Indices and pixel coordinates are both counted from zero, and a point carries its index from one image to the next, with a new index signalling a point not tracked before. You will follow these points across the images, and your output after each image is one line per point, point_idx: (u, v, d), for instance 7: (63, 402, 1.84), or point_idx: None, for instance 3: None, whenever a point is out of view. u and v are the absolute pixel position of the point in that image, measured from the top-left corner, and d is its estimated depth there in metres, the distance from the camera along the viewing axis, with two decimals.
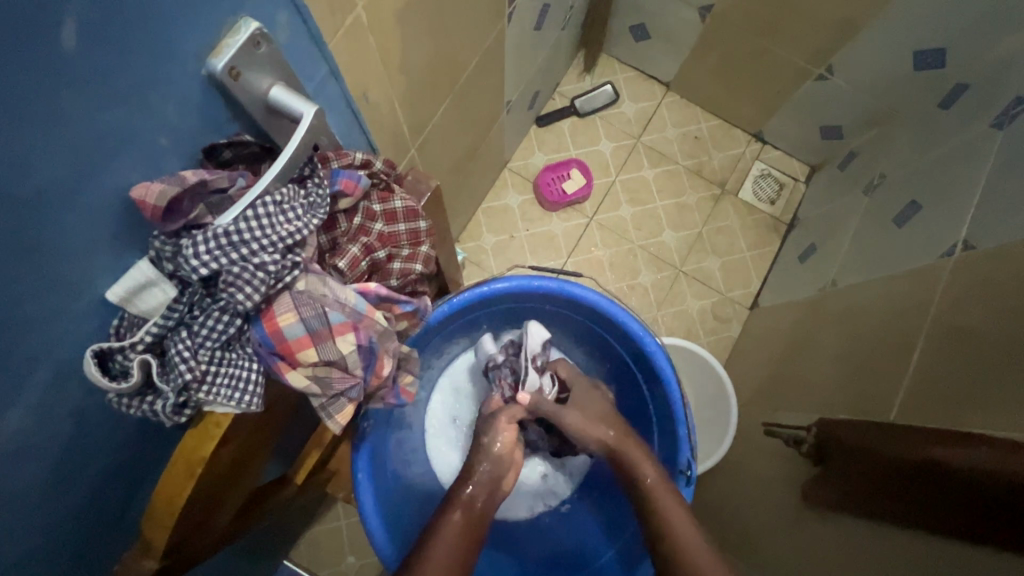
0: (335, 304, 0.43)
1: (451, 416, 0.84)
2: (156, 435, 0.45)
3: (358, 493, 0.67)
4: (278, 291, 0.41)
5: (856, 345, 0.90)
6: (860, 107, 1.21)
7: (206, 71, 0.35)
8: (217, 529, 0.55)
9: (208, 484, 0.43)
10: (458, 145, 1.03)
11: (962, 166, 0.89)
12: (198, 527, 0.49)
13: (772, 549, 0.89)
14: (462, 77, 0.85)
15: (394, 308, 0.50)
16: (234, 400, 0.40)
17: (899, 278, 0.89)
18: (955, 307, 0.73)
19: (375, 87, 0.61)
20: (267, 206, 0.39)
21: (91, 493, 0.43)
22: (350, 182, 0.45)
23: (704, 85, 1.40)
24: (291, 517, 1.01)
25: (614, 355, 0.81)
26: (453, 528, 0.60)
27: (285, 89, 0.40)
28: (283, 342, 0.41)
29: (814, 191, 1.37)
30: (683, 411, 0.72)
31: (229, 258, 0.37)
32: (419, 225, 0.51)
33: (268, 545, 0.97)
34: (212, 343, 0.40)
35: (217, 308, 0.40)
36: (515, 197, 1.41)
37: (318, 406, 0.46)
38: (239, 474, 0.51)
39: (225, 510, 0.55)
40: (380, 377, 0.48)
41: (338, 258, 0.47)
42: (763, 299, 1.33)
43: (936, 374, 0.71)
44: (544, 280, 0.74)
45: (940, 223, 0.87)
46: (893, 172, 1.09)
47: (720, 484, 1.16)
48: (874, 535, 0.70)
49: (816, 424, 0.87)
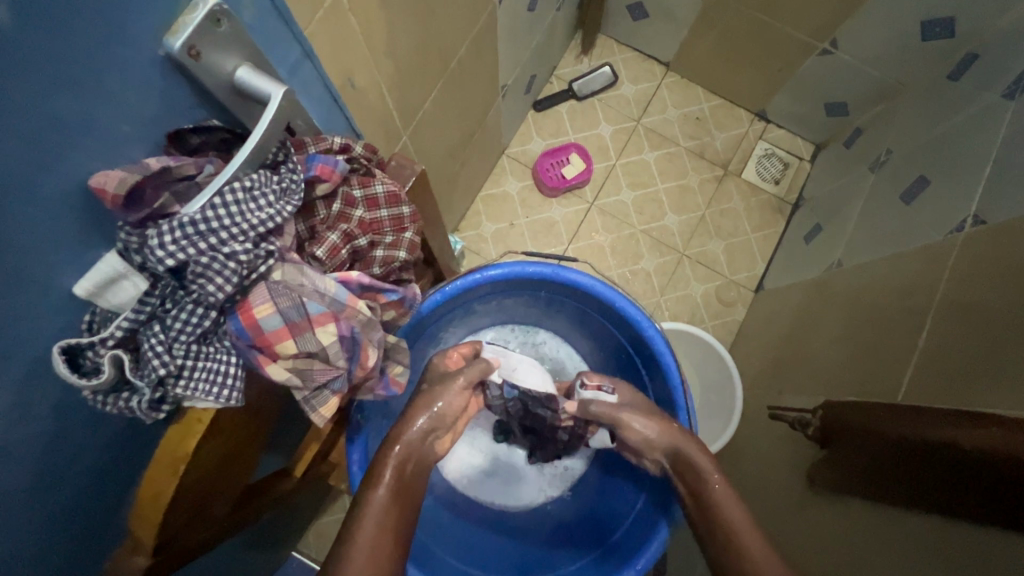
0: (314, 293, 0.42)
1: None
2: (142, 432, 0.44)
3: (353, 485, 0.67)
4: (253, 282, 0.40)
5: (863, 325, 0.88)
6: (865, 82, 1.17)
7: (164, 51, 0.33)
8: (211, 526, 0.54)
9: (193, 480, 0.42)
10: (452, 132, 1.01)
11: (972, 138, 0.86)
12: (189, 525, 0.48)
13: (780, 532, 0.88)
14: (453, 61, 0.82)
15: (379, 298, 0.49)
16: (214, 395, 0.39)
17: (907, 257, 0.86)
18: (965, 285, 0.71)
19: (361, 71, 0.59)
20: (235, 194, 0.37)
21: (76, 494, 0.42)
22: (326, 167, 0.44)
23: (704, 64, 1.37)
24: (297, 510, 1.01)
25: (613, 341, 0.80)
26: (380, 503, 0.49)
27: (253, 69, 0.38)
28: (260, 335, 0.40)
29: (820, 170, 1.33)
30: (684, 396, 0.70)
31: (197, 248, 0.36)
32: (402, 210, 0.50)
33: (273, 539, 0.97)
34: (187, 337, 0.39)
35: (190, 301, 0.39)
36: (514, 184, 1.39)
37: (301, 399, 0.44)
38: (229, 469, 0.50)
39: (218, 505, 0.54)
40: (365, 368, 0.46)
41: (317, 246, 0.45)
42: (768, 282, 1.30)
43: (945, 354, 0.69)
44: (539, 266, 0.72)
45: (949, 199, 0.84)
46: (901, 148, 1.05)
47: (725, 468, 1.15)
48: (884, 519, 0.68)
49: (822, 407, 0.85)
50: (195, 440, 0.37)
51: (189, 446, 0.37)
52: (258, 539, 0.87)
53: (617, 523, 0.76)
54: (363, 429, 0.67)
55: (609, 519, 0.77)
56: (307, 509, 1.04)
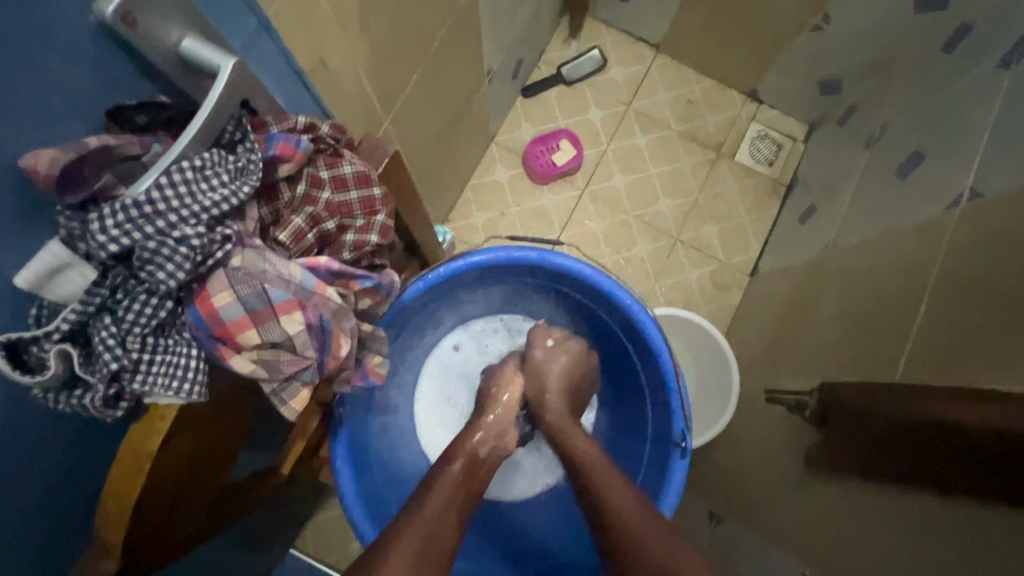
0: (278, 280, 0.39)
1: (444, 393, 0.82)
2: (111, 431, 0.42)
3: (337, 479, 0.65)
4: (210, 269, 0.37)
5: (859, 305, 0.86)
6: (858, 57, 1.14)
7: (95, 17, 0.31)
8: (194, 527, 0.52)
9: (165, 479, 0.40)
10: (436, 119, 0.98)
11: (967, 111, 0.84)
12: (168, 527, 0.46)
13: (779, 514, 0.87)
14: (433, 44, 0.80)
15: (351, 284, 0.47)
16: (174, 390, 0.37)
17: (902, 234, 0.84)
18: (963, 259, 0.69)
19: (332, 52, 0.57)
20: (185, 173, 0.34)
21: (42, 499, 0.40)
22: (288, 146, 0.41)
23: (695, 44, 1.33)
24: (290, 509, 0.99)
25: (603, 326, 0.77)
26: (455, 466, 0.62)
27: (199, 39, 0.36)
28: (220, 324, 0.38)
29: (814, 150, 1.31)
30: (675, 380, 0.69)
31: (144, 233, 0.34)
32: (373, 192, 0.47)
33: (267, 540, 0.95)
34: (142, 329, 0.36)
35: (143, 290, 0.36)
36: (504, 172, 1.36)
37: (270, 392, 0.42)
38: (206, 468, 0.48)
39: (200, 505, 0.52)
40: (338, 358, 0.44)
41: (280, 230, 0.43)
42: (763, 265, 1.28)
43: (943, 330, 0.67)
44: (524, 251, 0.70)
45: (944, 174, 0.82)
46: (895, 123, 1.03)
47: (723, 454, 1.14)
48: (885, 500, 0.67)
49: (819, 388, 0.84)
50: (158, 439, 0.35)
51: (153, 443, 0.35)
52: (252, 538, 0.85)
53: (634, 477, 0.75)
54: (346, 422, 0.65)
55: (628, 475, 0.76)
56: (302, 506, 1.03)
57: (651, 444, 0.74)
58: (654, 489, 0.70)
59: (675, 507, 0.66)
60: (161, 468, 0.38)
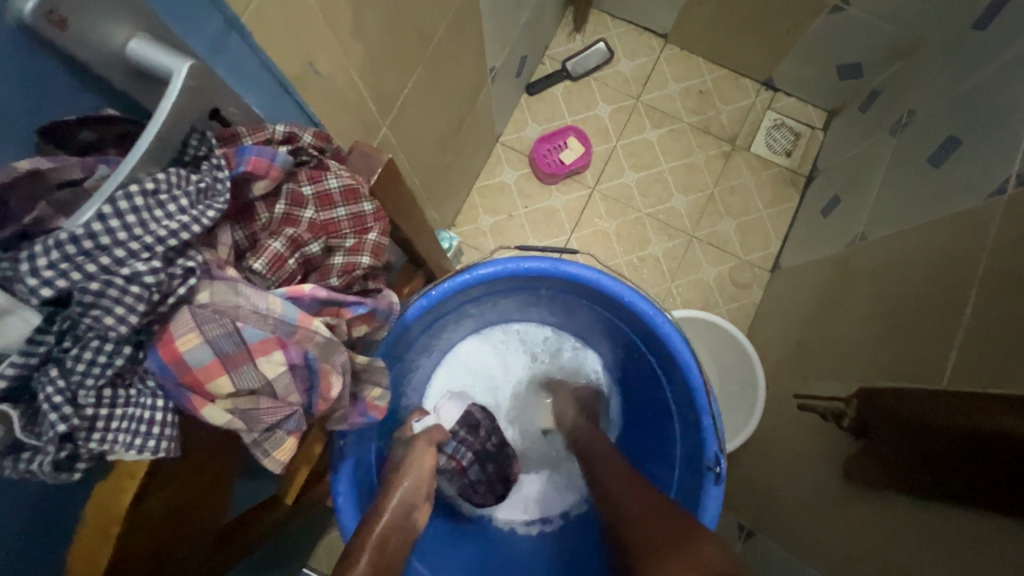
0: (252, 316, 0.34)
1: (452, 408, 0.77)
2: (81, 492, 0.37)
3: (340, 517, 0.59)
4: (172, 307, 0.33)
5: (895, 304, 0.79)
6: (881, 39, 1.07)
7: (15, 19, 0.25)
8: None
9: (143, 541, 0.34)
10: (439, 123, 0.92)
11: (1007, 91, 0.77)
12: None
13: (814, 532, 0.80)
14: (431, 43, 0.74)
15: (343, 312, 0.41)
16: (137, 449, 0.32)
17: (939, 226, 0.77)
18: (1013, 253, 0.62)
19: (323, 56, 0.51)
20: (133, 198, 0.29)
21: None
22: (261, 161, 0.36)
23: (705, 33, 1.27)
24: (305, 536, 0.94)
25: (624, 338, 0.71)
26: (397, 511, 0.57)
27: (149, 40, 0.31)
28: (186, 372, 0.32)
29: (834, 138, 1.24)
30: (706, 399, 0.62)
31: (85, 273, 0.28)
32: (363, 207, 0.42)
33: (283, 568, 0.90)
34: (96, 381, 0.31)
35: (93, 337, 0.31)
36: (511, 173, 1.30)
37: (251, 442, 0.37)
38: (200, 521, 0.43)
39: (195, 560, 0.45)
40: (328, 400, 0.38)
41: (256, 257, 0.37)
42: (785, 260, 1.21)
43: (995, 332, 0.61)
44: (536, 262, 0.64)
45: (987, 159, 0.75)
46: (924, 107, 0.96)
47: (749, 462, 1.07)
48: (934, 517, 0.60)
49: (856, 396, 0.77)
50: (130, 496, 0.30)
51: (126, 501, 0.30)
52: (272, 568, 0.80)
53: None
54: (347, 455, 0.60)
55: None
56: (317, 531, 0.98)
57: (681, 468, 0.67)
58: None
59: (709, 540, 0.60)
60: (137, 529, 0.32)
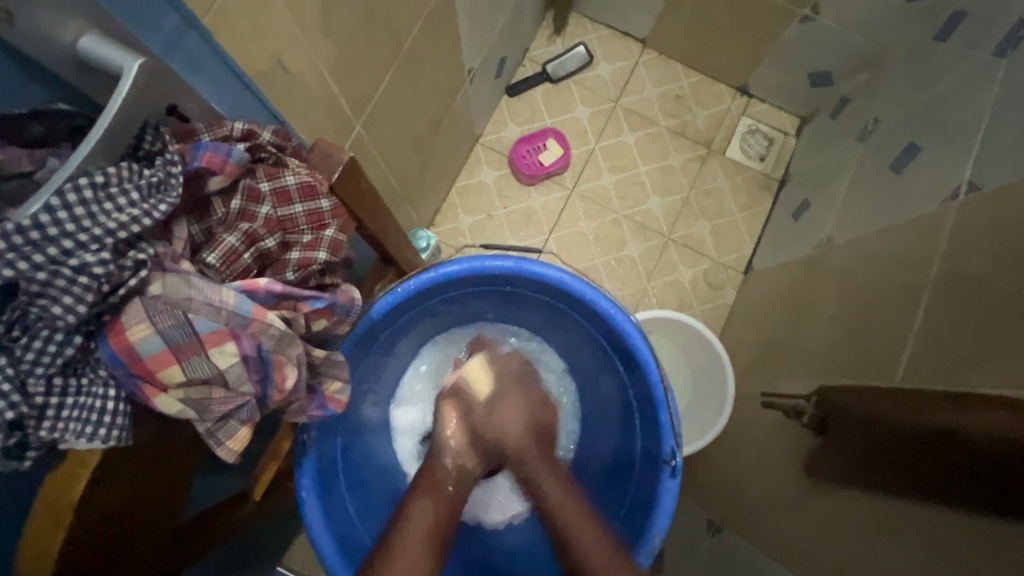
0: (204, 307, 0.35)
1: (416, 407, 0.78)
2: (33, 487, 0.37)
3: (303, 510, 0.60)
4: (123, 298, 0.33)
5: (856, 304, 0.82)
6: (849, 48, 1.10)
7: None
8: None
9: (96, 530, 0.35)
10: (416, 123, 0.93)
11: (961, 101, 0.80)
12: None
13: (777, 526, 0.82)
14: (406, 43, 0.75)
15: (300, 306, 0.42)
16: (89, 436, 0.33)
17: (899, 229, 0.80)
18: (961, 256, 0.65)
19: (290, 54, 0.52)
20: (82, 190, 0.30)
21: None
22: (216, 157, 0.37)
23: (682, 39, 1.29)
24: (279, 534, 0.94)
25: (588, 338, 0.73)
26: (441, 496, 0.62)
27: (101, 37, 0.32)
28: (137, 362, 0.33)
29: (806, 144, 1.27)
30: (664, 394, 0.64)
31: (32, 262, 0.29)
32: (320, 204, 0.43)
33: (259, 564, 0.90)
34: (45, 371, 0.32)
35: (43, 328, 0.31)
36: (490, 173, 1.31)
37: (204, 433, 0.37)
38: (159, 512, 0.44)
39: (150, 556, 0.46)
40: (283, 391, 0.39)
41: (209, 251, 0.38)
42: (758, 262, 1.24)
43: (943, 332, 0.63)
44: (501, 260, 0.66)
45: (942, 165, 0.78)
46: (888, 115, 0.99)
47: (719, 459, 1.09)
48: (887, 509, 0.63)
49: (817, 393, 0.80)
50: (83, 484, 0.32)
51: (76, 491, 0.31)
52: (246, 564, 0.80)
53: (617, 503, 0.71)
54: (310, 449, 0.61)
55: (610, 496, 0.72)
56: (291, 530, 0.98)
57: (640, 462, 0.69)
58: (636, 526, 0.66)
59: (666, 531, 0.62)
60: (91, 517, 0.34)
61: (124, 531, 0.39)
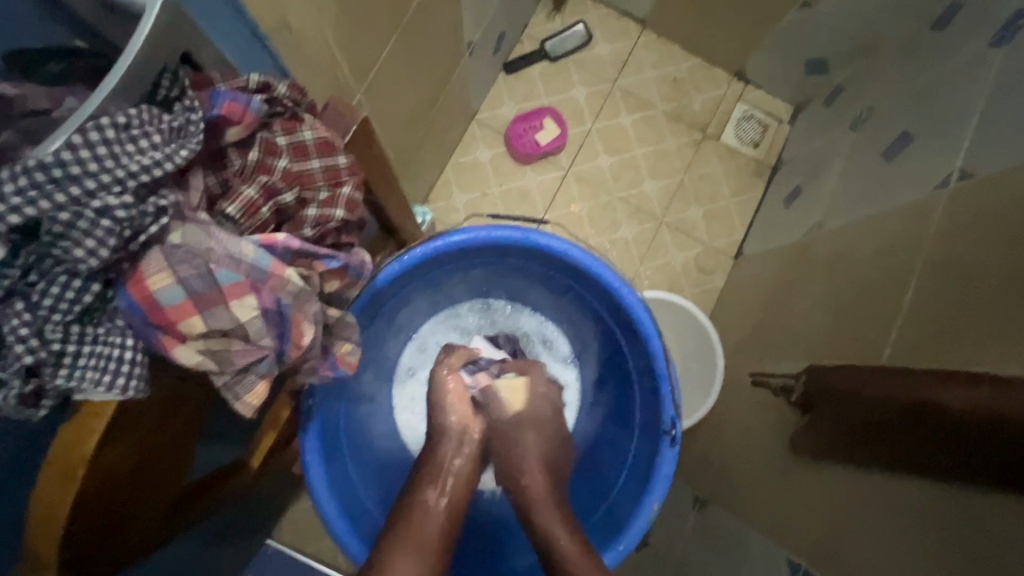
0: (225, 259, 0.35)
1: (407, 368, 0.78)
2: (41, 432, 0.38)
3: (308, 474, 0.61)
4: (145, 245, 0.33)
5: (847, 287, 0.84)
6: (847, 36, 1.11)
7: None
8: (158, 537, 0.46)
9: (107, 486, 0.34)
10: (415, 95, 0.92)
11: (957, 89, 0.81)
12: (104, 551, 0.38)
13: (762, 500, 0.84)
14: (409, 10, 0.73)
15: (316, 265, 0.42)
16: (107, 386, 0.32)
17: (891, 214, 0.82)
18: (951, 239, 0.66)
19: (297, 11, 0.51)
20: (104, 130, 0.30)
21: None
22: (236, 107, 0.37)
23: (682, 21, 1.28)
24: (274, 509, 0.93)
25: (591, 310, 0.73)
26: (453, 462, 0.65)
27: None
28: (158, 311, 0.33)
29: (800, 131, 1.28)
30: (666, 365, 0.65)
31: (54, 202, 0.29)
32: (337, 161, 0.43)
33: (252, 539, 0.90)
34: (62, 317, 0.31)
35: (62, 273, 0.31)
36: (486, 151, 1.30)
37: (222, 386, 0.38)
38: (170, 466, 0.44)
39: (154, 518, 0.45)
40: (300, 348, 0.39)
41: (228, 203, 0.39)
42: (748, 248, 1.26)
43: (930, 314, 0.65)
44: (507, 229, 0.65)
45: (931, 154, 0.79)
46: (883, 104, 1.01)
47: (705, 439, 1.11)
48: (871, 483, 0.65)
49: (803, 372, 0.82)
50: (94, 441, 0.30)
51: (87, 446, 0.30)
52: (235, 534, 0.80)
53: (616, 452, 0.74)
54: (315, 414, 0.61)
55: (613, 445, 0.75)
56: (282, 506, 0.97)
57: (640, 431, 0.71)
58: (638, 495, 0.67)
59: (663, 498, 0.64)
60: (105, 468, 0.33)
61: (137, 481, 0.39)
